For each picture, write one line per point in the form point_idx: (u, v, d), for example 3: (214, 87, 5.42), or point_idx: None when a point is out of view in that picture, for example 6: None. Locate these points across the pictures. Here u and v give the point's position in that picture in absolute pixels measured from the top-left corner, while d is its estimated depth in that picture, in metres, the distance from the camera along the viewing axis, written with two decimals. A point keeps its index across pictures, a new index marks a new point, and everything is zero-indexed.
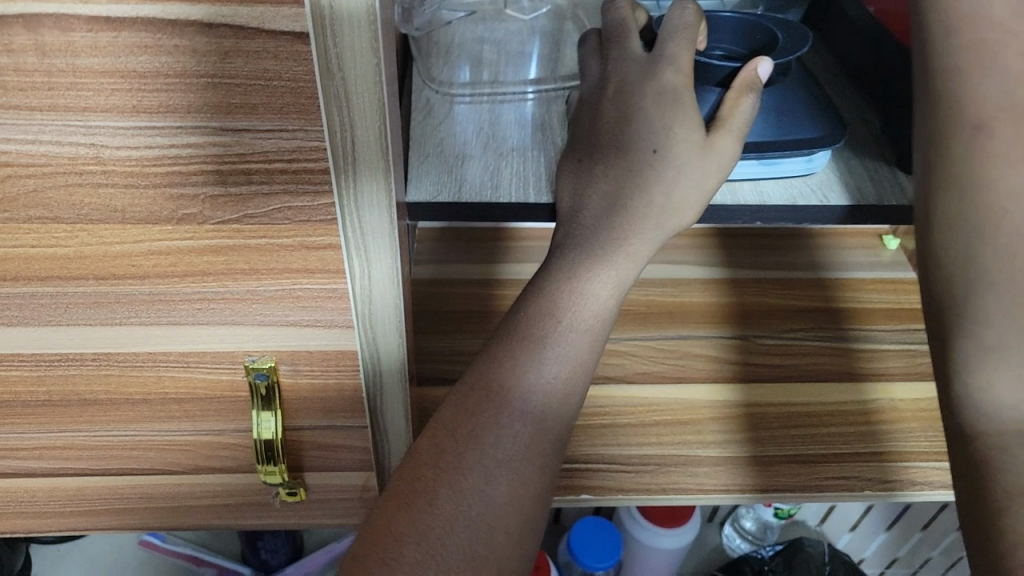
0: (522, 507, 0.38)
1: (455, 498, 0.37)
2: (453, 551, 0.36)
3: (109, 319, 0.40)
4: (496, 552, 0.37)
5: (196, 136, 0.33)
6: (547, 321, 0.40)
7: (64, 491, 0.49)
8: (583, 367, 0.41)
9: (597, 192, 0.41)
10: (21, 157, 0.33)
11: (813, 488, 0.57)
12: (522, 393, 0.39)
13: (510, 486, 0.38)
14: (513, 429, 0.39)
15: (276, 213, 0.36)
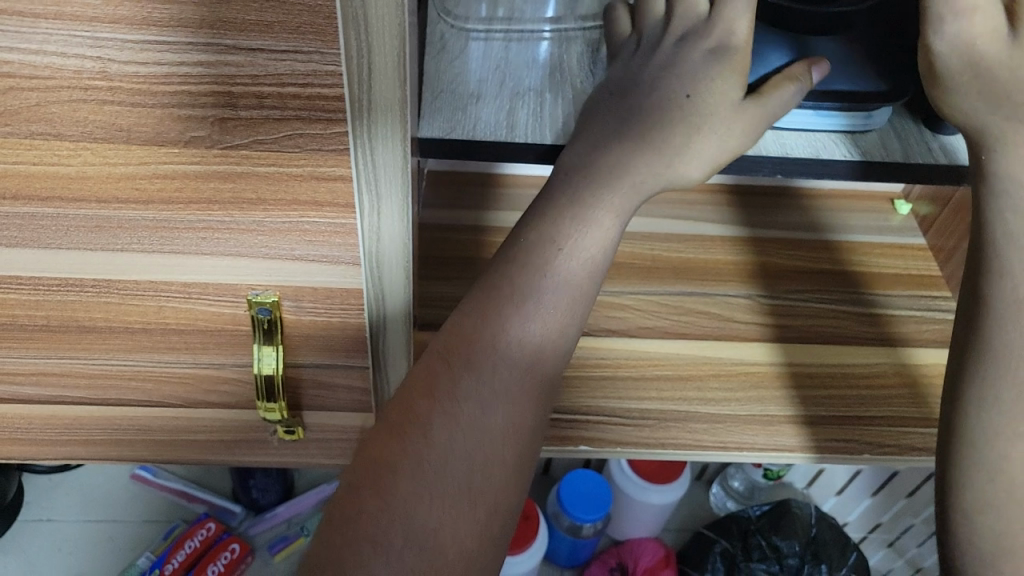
0: (515, 440, 0.38)
1: (450, 428, 0.37)
2: (449, 478, 0.36)
3: (111, 245, 0.39)
4: (490, 485, 0.37)
5: (207, 54, 0.31)
6: (549, 252, 0.40)
7: (61, 419, 0.49)
8: (582, 301, 0.40)
9: (609, 135, 0.41)
10: (25, 68, 0.32)
11: (811, 449, 0.57)
12: (519, 325, 0.39)
13: (505, 418, 0.38)
14: (510, 361, 0.39)
15: (286, 141, 0.35)
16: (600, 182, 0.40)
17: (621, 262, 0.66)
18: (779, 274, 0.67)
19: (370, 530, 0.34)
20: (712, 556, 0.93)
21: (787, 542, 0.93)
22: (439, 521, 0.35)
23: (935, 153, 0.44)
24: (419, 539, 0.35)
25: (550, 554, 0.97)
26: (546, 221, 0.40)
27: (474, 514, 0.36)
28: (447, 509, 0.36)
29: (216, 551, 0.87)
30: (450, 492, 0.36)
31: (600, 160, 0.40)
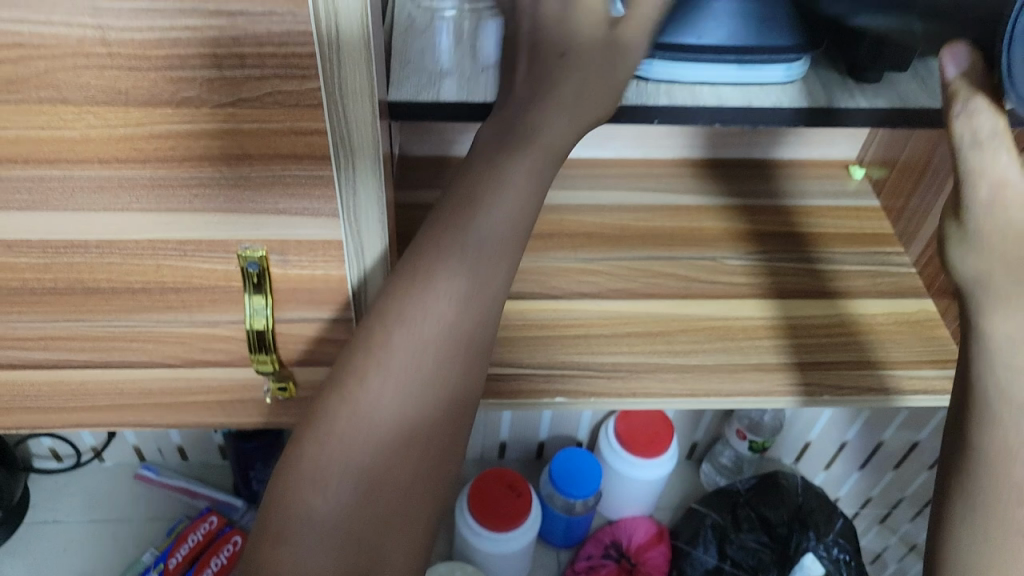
0: (445, 389, 0.40)
1: (389, 373, 0.39)
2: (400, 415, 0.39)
3: (112, 205, 0.43)
4: (426, 429, 0.39)
5: (194, 19, 0.36)
6: (473, 205, 0.41)
7: (69, 385, 0.53)
8: (512, 243, 0.42)
9: (520, 94, 0.43)
10: (33, 38, 0.36)
11: (795, 394, 0.61)
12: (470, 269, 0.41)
13: (420, 385, 0.39)
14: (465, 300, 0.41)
15: (267, 98, 0.39)
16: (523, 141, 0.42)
17: (592, 232, 0.71)
18: (740, 237, 0.72)
19: (306, 471, 0.38)
20: (704, 529, 0.96)
21: (775, 511, 0.96)
22: (372, 462, 0.38)
23: (859, 100, 0.49)
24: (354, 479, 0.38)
25: (546, 535, 1.00)
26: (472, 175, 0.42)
27: (401, 457, 0.38)
28: (380, 453, 0.38)
29: (219, 543, 0.89)
30: (384, 438, 0.38)
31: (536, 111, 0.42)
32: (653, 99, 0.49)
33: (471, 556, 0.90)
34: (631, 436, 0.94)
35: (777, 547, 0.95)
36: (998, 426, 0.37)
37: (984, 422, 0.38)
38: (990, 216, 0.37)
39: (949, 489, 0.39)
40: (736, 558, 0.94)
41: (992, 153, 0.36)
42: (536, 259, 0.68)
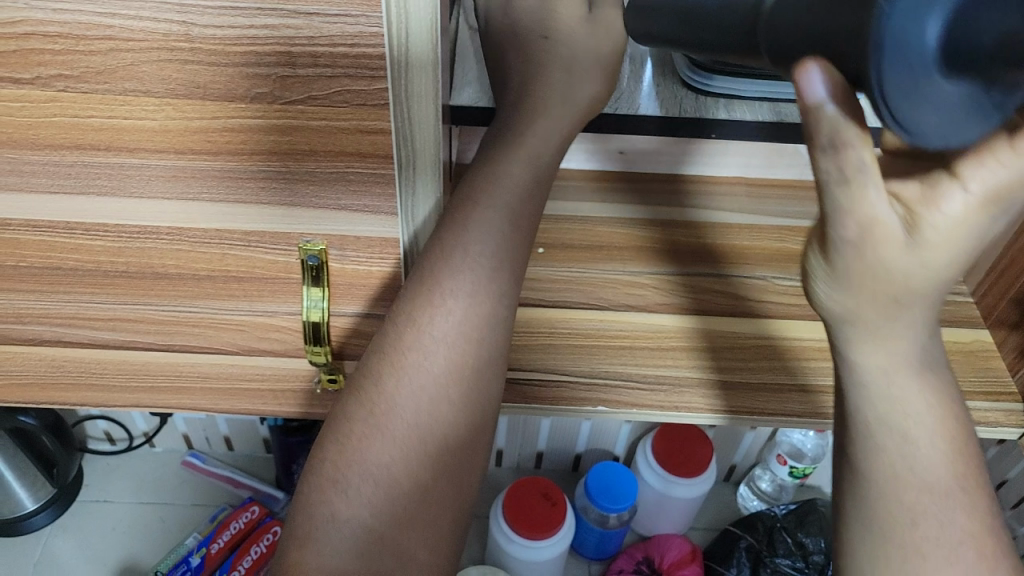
0: (465, 401, 0.41)
1: (405, 384, 0.41)
2: (408, 422, 0.40)
3: (185, 194, 0.45)
4: (448, 434, 0.41)
5: (272, 18, 0.37)
6: (477, 196, 0.44)
7: (132, 364, 0.55)
8: (515, 236, 0.44)
9: (513, 107, 0.46)
10: (123, 31, 0.38)
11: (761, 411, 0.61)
12: (466, 258, 0.43)
13: (428, 397, 0.41)
14: (460, 311, 0.42)
15: (335, 96, 0.41)
16: (523, 127, 0.45)
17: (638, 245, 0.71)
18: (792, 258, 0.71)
19: (331, 475, 0.39)
20: (738, 551, 0.96)
21: (812, 539, 0.95)
22: (396, 464, 0.39)
23: None
24: (382, 479, 0.39)
25: (577, 546, 1.00)
26: (473, 176, 0.45)
27: (428, 459, 0.40)
28: (406, 456, 0.39)
29: (258, 532, 0.91)
30: (409, 443, 0.39)
31: (522, 110, 0.45)
32: (712, 113, 0.49)
33: (502, 562, 0.91)
34: (668, 452, 0.94)
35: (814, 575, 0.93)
36: (880, 467, 0.35)
37: (876, 455, 0.35)
38: (856, 253, 0.30)
39: (858, 532, 0.35)
40: None
41: (859, 191, 0.28)
42: (583, 268, 0.68)
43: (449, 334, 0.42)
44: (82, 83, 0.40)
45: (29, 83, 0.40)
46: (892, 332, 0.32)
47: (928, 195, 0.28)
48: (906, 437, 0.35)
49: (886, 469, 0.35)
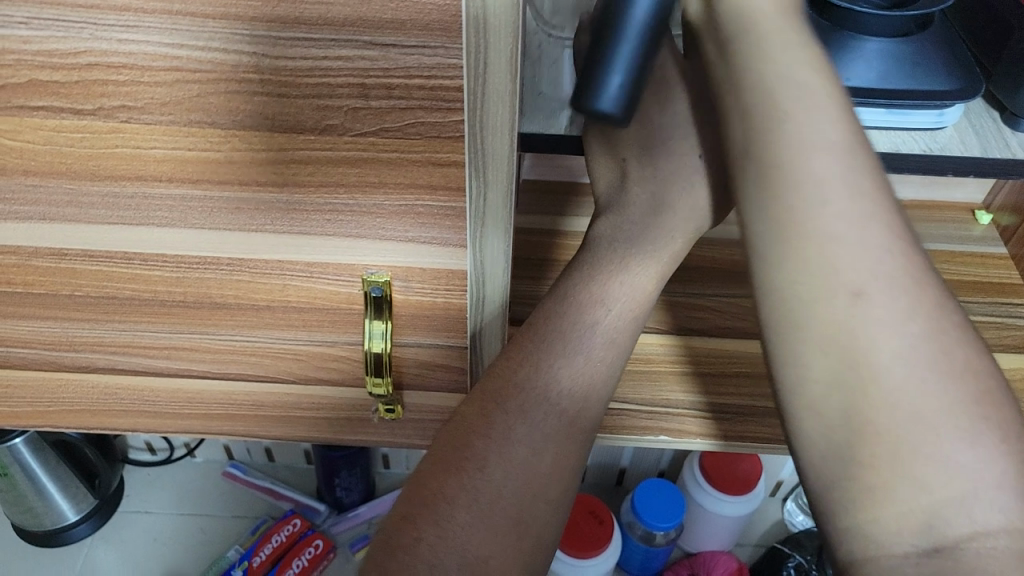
0: (554, 496, 0.43)
1: (501, 473, 0.42)
2: (499, 513, 0.41)
3: (247, 225, 0.44)
4: (535, 517, 0.42)
5: (347, 49, 0.36)
6: (590, 299, 0.45)
7: (186, 392, 0.54)
8: (621, 353, 0.45)
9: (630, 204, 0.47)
10: (191, 63, 0.37)
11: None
12: (578, 358, 0.44)
13: (522, 490, 0.42)
14: (558, 407, 0.43)
15: (409, 128, 0.39)
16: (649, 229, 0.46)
17: (697, 266, 0.69)
18: None
19: (425, 558, 0.39)
20: (787, 570, 0.94)
21: None
22: (490, 555, 0.40)
23: (1014, 150, 0.48)
24: (465, 553, 0.40)
25: (623, 563, 0.98)
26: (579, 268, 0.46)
27: (520, 550, 0.41)
28: (501, 545, 0.41)
29: (301, 545, 0.91)
30: (500, 531, 0.41)
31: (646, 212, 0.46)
32: None
33: None
34: (716, 470, 0.93)
35: None
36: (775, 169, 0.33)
37: (781, 199, 0.33)
38: None
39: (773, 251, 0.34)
40: None
41: None
42: None
43: (544, 427, 0.43)
44: (145, 115, 0.39)
45: (92, 114, 0.39)
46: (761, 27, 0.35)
47: None
48: (808, 151, 0.33)
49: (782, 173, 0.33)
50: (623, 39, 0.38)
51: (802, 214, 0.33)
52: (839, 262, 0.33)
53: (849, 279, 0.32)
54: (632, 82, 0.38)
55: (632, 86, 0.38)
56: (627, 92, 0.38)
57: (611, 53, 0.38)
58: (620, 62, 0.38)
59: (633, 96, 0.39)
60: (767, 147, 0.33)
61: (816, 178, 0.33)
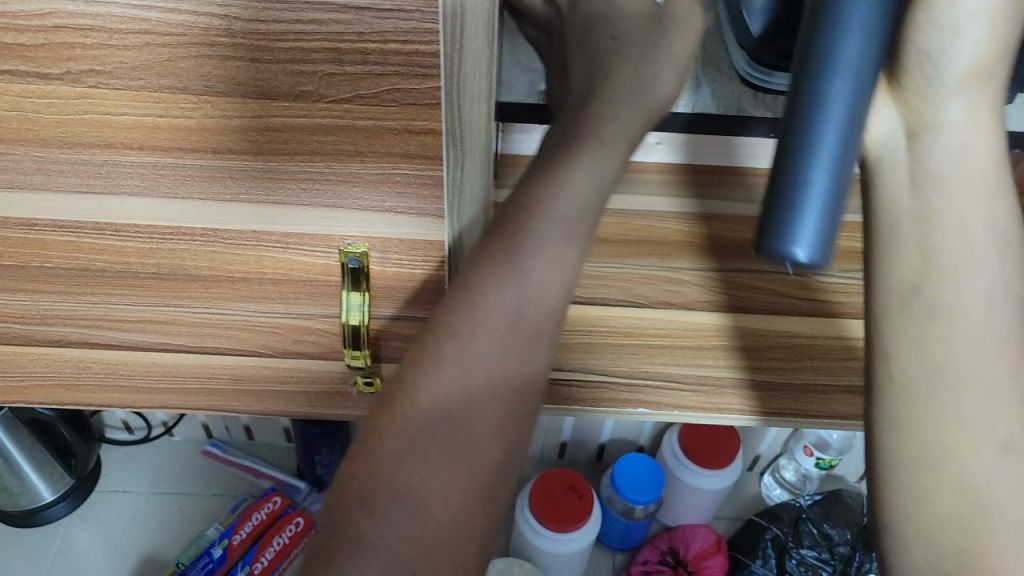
0: (506, 430, 0.36)
1: (436, 402, 0.35)
2: (436, 448, 0.35)
3: (220, 194, 0.43)
4: (482, 456, 0.35)
5: (321, 12, 0.35)
6: (540, 211, 0.37)
7: (162, 366, 0.54)
8: (567, 267, 0.38)
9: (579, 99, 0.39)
10: (161, 26, 0.36)
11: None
12: (517, 268, 0.37)
13: (465, 422, 0.35)
14: (493, 326, 0.37)
15: (385, 95, 0.38)
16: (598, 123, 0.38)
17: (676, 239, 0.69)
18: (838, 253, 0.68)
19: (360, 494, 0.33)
20: (765, 542, 0.95)
21: (838, 530, 0.96)
22: (432, 495, 0.34)
23: None
24: (409, 496, 0.33)
25: (603, 537, 0.99)
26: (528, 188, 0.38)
27: (468, 490, 0.35)
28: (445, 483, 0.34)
29: (281, 523, 0.91)
30: (443, 468, 0.34)
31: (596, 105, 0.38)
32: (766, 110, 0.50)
33: (528, 554, 0.90)
34: (693, 444, 0.94)
35: (839, 566, 0.94)
36: (925, 314, 0.35)
37: (932, 347, 0.35)
38: (926, 62, 0.34)
39: (911, 389, 0.35)
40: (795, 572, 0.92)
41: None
42: (622, 263, 0.66)
43: (483, 351, 0.36)
44: (114, 80, 0.38)
45: (58, 79, 0.38)
46: (939, 167, 0.35)
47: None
48: (962, 302, 0.35)
49: (935, 324, 0.35)
50: (815, 167, 0.31)
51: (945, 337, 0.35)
52: (972, 393, 0.34)
53: (991, 436, 0.34)
54: (828, 222, 0.31)
55: (829, 223, 0.31)
56: (823, 234, 0.31)
57: (798, 182, 0.31)
58: (815, 193, 0.31)
59: (831, 238, 0.31)
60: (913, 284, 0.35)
61: (969, 336, 0.35)
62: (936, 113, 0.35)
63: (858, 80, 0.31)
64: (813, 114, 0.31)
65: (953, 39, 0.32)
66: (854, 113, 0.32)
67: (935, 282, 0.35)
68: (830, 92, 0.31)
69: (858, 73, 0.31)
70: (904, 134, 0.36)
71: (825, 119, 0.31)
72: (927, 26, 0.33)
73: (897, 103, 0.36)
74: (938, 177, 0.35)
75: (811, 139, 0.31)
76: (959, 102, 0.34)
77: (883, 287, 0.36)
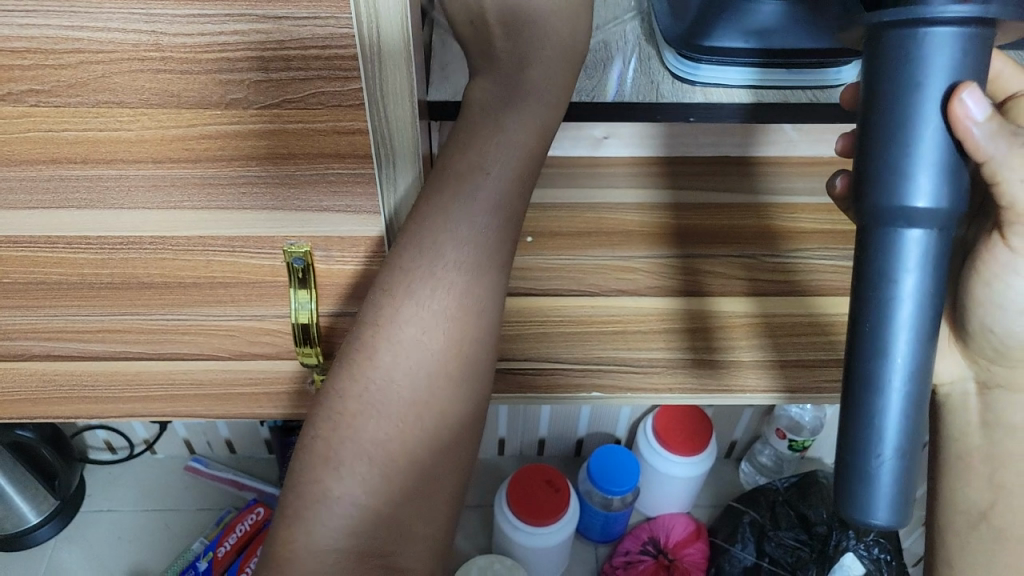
0: (446, 413, 0.42)
1: (379, 391, 0.41)
2: (381, 431, 0.40)
3: (164, 202, 0.45)
4: (426, 440, 0.41)
5: (242, 24, 0.37)
6: (463, 199, 0.43)
7: (125, 374, 0.55)
8: (491, 259, 0.43)
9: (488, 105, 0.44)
10: (93, 44, 0.38)
11: (761, 389, 0.60)
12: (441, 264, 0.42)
13: (412, 408, 0.41)
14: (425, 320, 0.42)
15: (311, 98, 0.40)
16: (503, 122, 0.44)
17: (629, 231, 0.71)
18: (787, 236, 0.70)
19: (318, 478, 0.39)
20: (742, 526, 0.97)
21: (814, 510, 0.97)
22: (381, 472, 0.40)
23: None
24: (363, 474, 0.39)
25: (584, 530, 1.01)
26: (455, 170, 0.43)
27: (414, 469, 0.40)
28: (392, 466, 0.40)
29: (265, 533, 0.92)
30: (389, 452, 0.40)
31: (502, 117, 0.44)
32: (689, 97, 0.53)
33: (509, 550, 0.92)
34: (667, 432, 0.95)
35: (817, 546, 0.94)
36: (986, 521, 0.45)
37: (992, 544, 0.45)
38: (990, 335, 0.42)
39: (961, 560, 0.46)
40: (774, 555, 0.94)
41: (1002, 280, 0.40)
42: (574, 255, 0.68)
43: (420, 343, 0.42)
44: (54, 98, 0.40)
45: (0, 99, 0.40)
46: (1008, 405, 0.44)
47: (991, 261, 0.40)
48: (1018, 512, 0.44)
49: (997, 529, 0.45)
50: (882, 429, 0.34)
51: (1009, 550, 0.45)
52: None
53: None
54: (901, 482, 0.34)
55: (899, 484, 0.34)
56: (895, 498, 0.34)
57: (872, 446, 0.34)
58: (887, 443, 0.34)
59: (904, 498, 0.34)
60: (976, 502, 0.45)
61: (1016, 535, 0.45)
62: (1001, 372, 0.44)
63: (917, 340, 0.34)
64: (876, 394, 0.34)
65: (1006, 310, 0.41)
66: (918, 348, 0.34)
67: (997, 498, 0.45)
68: (894, 363, 0.34)
69: (914, 344, 0.34)
70: (974, 382, 0.45)
71: (888, 367, 0.34)
72: (989, 300, 0.41)
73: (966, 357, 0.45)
74: (1008, 428, 0.44)
75: (876, 407, 0.34)
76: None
77: (950, 503, 0.47)
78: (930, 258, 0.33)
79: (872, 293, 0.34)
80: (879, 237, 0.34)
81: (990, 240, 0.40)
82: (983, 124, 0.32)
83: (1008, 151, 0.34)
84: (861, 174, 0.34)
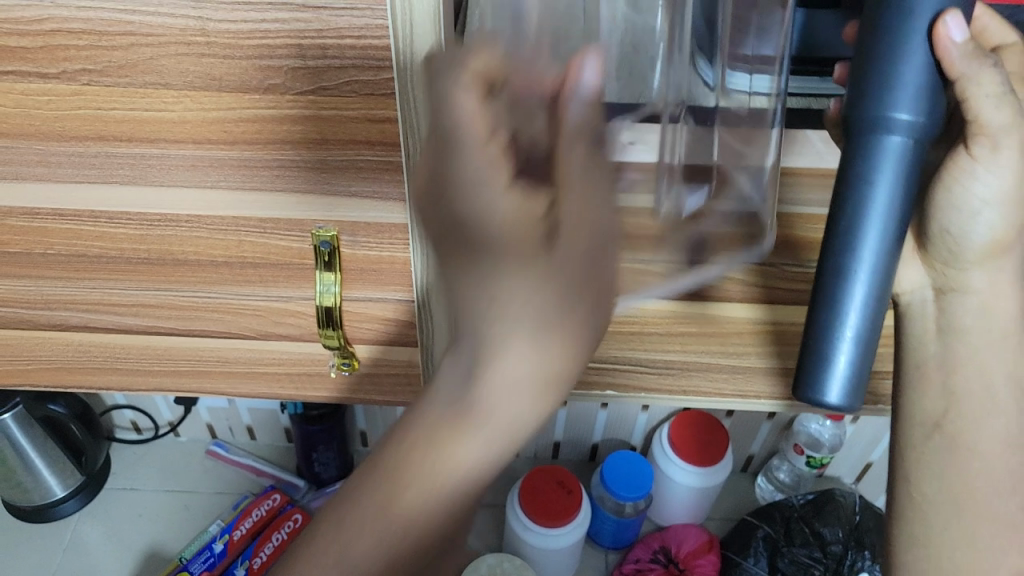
0: None
1: None
2: None
3: (202, 182, 0.47)
4: None
5: (283, 12, 0.40)
6: (393, 502, 0.31)
7: (155, 349, 0.58)
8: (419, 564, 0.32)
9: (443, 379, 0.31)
10: (143, 27, 0.40)
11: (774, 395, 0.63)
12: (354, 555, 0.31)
13: None
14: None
15: (345, 86, 0.42)
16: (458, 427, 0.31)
17: None
18: None
19: None
20: (756, 541, 0.96)
21: (830, 529, 0.96)
22: None
23: None
24: None
25: (595, 535, 1.01)
26: (388, 450, 0.32)
27: None
28: None
29: (281, 520, 0.94)
30: None
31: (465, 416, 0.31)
32: None
33: (519, 550, 0.93)
34: (682, 440, 0.96)
35: (830, 565, 0.94)
36: (945, 446, 0.46)
37: (950, 452, 0.46)
38: (944, 239, 0.43)
39: (920, 475, 0.47)
40: (787, 572, 0.93)
41: (964, 184, 0.40)
42: None
43: None
44: (105, 78, 0.43)
45: (56, 77, 0.43)
46: (961, 304, 0.46)
47: (951, 168, 0.40)
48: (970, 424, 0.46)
49: (957, 445, 0.46)
50: (841, 324, 0.36)
51: (965, 460, 0.46)
52: (985, 508, 0.46)
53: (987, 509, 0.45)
54: (858, 363, 0.36)
55: (857, 363, 0.36)
56: (852, 379, 0.36)
57: (835, 331, 0.36)
58: (849, 339, 0.36)
59: (860, 377, 0.36)
60: (928, 414, 0.47)
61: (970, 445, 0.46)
62: (952, 274, 0.45)
63: (886, 242, 0.35)
64: (843, 277, 0.35)
65: (965, 213, 0.42)
66: (887, 253, 0.35)
67: (954, 412, 0.46)
68: (860, 253, 0.35)
69: (883, 241, 0.35)
70: (932, 288, 0.46)
71: (854, 262, 0.35)
72: (949, 204, 0.42)
73: (925, 264, 0.46)
74: (958, 332, 0.46)
75: (841, 295, 0.36)
76: (974, 272, 0.45)
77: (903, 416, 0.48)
78: (907, 165, 0.34)
79: (848, 196, 0.35)
80: (861, 140, 0.34)
81: (956, 152, 0.40)
82: (961, 47, 0.33)
83: (980, 71, 0.35)
84: (854, 85, 0.34)
